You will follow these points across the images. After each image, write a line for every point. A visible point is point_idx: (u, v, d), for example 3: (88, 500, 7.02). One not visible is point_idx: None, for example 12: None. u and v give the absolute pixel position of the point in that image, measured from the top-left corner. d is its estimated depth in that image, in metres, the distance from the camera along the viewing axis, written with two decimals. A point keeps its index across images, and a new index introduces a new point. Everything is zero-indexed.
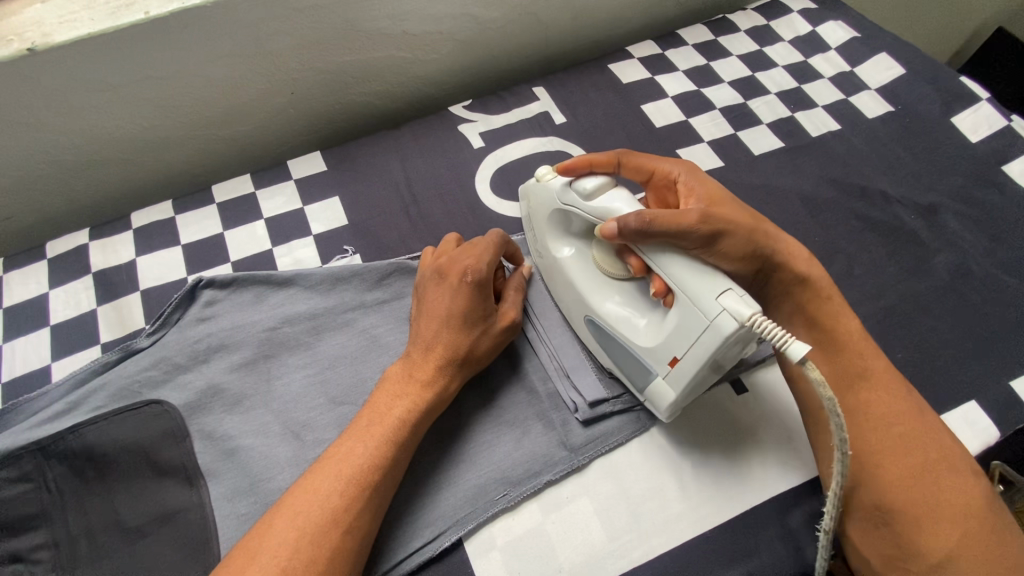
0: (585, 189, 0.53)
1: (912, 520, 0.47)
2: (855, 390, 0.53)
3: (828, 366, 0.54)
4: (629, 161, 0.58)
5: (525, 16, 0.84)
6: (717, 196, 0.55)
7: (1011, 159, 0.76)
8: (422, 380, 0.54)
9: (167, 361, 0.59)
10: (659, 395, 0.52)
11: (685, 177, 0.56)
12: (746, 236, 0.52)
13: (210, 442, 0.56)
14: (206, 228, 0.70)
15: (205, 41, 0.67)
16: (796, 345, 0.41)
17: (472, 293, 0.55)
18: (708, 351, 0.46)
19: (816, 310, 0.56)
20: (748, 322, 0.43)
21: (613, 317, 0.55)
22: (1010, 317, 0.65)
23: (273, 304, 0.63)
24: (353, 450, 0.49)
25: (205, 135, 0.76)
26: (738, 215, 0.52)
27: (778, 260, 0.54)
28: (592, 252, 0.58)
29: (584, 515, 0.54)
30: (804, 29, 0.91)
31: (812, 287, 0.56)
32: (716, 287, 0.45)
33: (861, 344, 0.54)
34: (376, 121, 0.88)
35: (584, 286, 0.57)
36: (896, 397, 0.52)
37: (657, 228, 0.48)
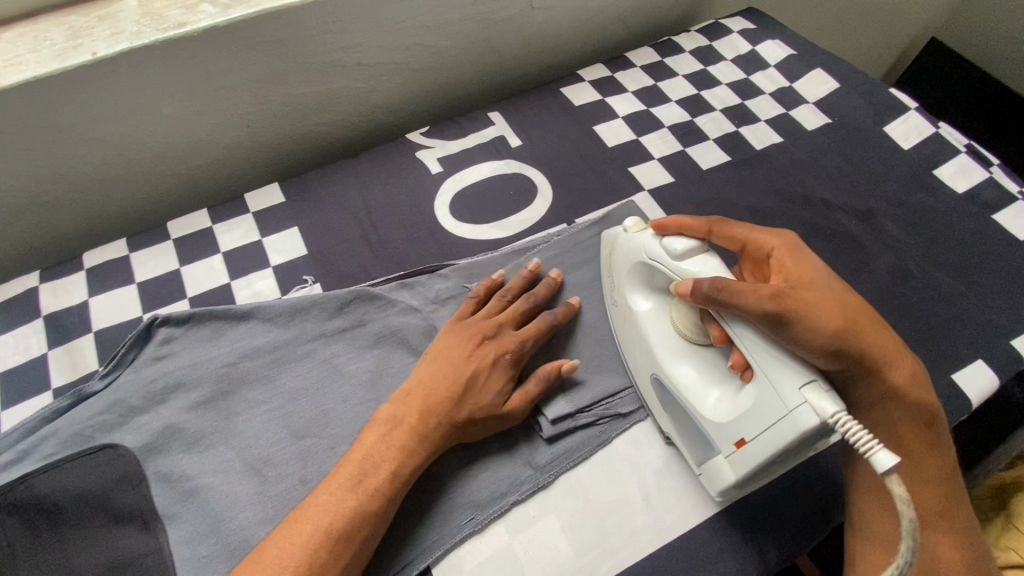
0: (673, 249, 0.55)
1: None
2: (925, 510, 0.53)
3: (904, 470, 0.53)
4: (721, 230, 0.58)
5: (478, 44, 0.86)
6: (815, 278, 0.52)
7: (940, 164, 0.81)
8: (417, 427, 0.53)
9: (121, 404, 0.58)
10: (718, 472, 0.52)
11: (782, 250, 0.54)
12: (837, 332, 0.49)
13: (167, 484, 0.55)
14: (162, 265, 0.69)
15: (158, 79, 0.67)
16: (883, 453, 0.40)
17: (510, 369, 0.57)
18: (785, 439, 0.45)
19: (919, 413, 0.53)
20: (832, 419, 0.43)
21: (684, 386, 0.54)
22: (947, 313, 0.69)
23: (231, 339, 0.62)
24: (342, 502, 0.48)
25: (160, 172, 0.76)
26: (829, 307, 0.49)
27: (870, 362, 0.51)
28: (671, 312, 0.58)
29: (551, 532, 0.54)
30: (744, 48, 0.95)
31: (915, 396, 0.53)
32: (799, 377, 0.45)
33: (953, 481, 0.53)
34: (336, 150, 0.88)
35: (658, 342, 0.57)
36: (969, 547, 0.52)
37: (727, 298, 0.49)
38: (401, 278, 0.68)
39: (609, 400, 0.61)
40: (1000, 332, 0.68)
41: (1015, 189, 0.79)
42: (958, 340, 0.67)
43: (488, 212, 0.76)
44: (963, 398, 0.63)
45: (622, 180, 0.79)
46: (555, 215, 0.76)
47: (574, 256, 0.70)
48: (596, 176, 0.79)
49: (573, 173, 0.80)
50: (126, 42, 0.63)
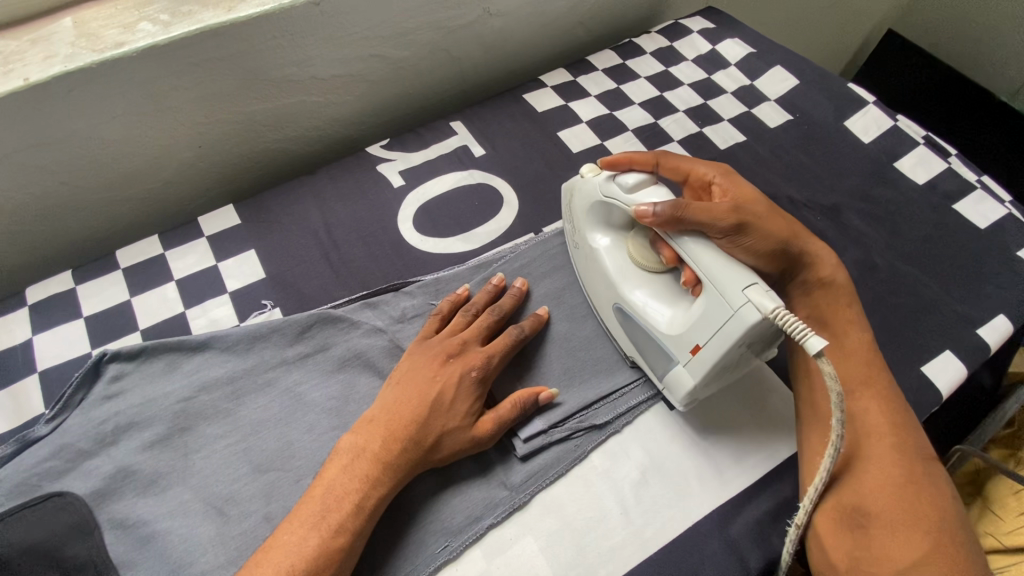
0: (626, 184, 0.57)
1: (885, 522, 0.49)
2: (861, 393, 0.55)
3: (843, 365, 0.57)
4: (666, 162, 0.63)
5: (437, 53, 0.85)
6: (752, 197, 0.59)
7: (900, 156, 0.82)
8: (382, 452, 0.51)
9: (70, 448, 0.54)
10: (678, 382, 0.54)
11: (721, 179, 0.60)
12: (774, 238, 0.56)
13: (122, 531, 0.52)
14: (112, 297, 0.66)
15: (98, 102, 0.64)
16: (816, 339, 0.43)
17: (474, 387, 0.55)
18: (732, 339, 0.48)
19: (837, 309, 0.60)
20: (772, 313, 0.45)
21: (641, 307, 0.56)
22: (914, 304, 0.69)
23: (187, 372, 0.59)
24: (304, 540, 0.46)
25: (108, 198, 0.73)
26: (768, 215, 0.57)
27: (801, 261, 0.59)
28: (627, 245, 0.60)
29: (529, 554, 0.53)
30: (704, 47, 0.95)
31: (837, 292, 0.60)
32: (743, 280, 0.47)
33: (870, 356, 0.58)
34: (295, 166, 0.86)
35: (616, 271, 0.59)
36: (893, 410, 0.54)
37: (692, 217, 0.52)
38: (365, 298, 0.66)
39: (583, 413, 0.59)
40: (966, 321, 0.68)
41: (973, 179, 0.80)
42: (925, 330, 0.68)
43: (453, 225, 0.74)
44: (933, 389, 0.64)
45: None
46: (522, 224, 0.75)
47: (542, 265, 0.68)
48: (562, 183, 0.78)
49: (539, 180, 0.79)
50: (60, 65, 0.60)
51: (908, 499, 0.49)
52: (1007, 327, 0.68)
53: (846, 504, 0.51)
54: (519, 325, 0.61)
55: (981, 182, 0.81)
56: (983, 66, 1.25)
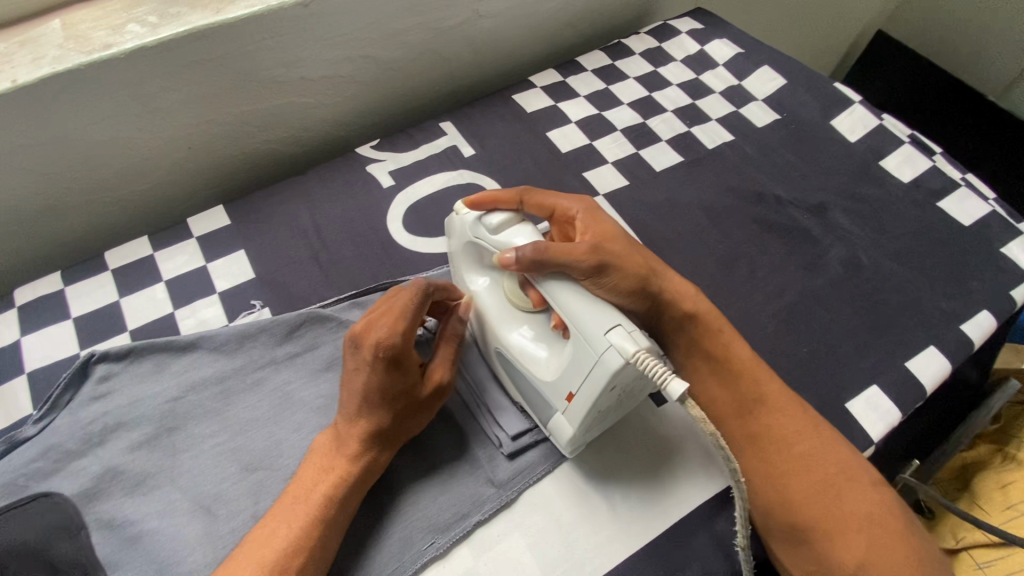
0: (491, 224, 0.54)
1: (824, 534, 0.49)
2: (759, 412, 0.55)
3: (723, 392, 0.56)
4: (531, 200, 0.57)
5: (426, 53, 0.85)
6: (613, 233, 0.55)
7: (886, 155, 0.83)
8: (347, 454, 0.51)
9: (57, 449, 0.54)
10: (560, 428, 0.53)
11: (583, 215, 0.57)
12: (631, 274, 0.53)
13: (109, 531, 0.52)
14: (101, 298, 0.66)
15: (87, 104, 0.64)
16: (676, 382, 0.42)
17: (389, 373, 0.50)
18: (601, 386, 0.46)
19: (708, 340, 0.57)
20: (633, 359, 0.43)
21: (519, 348, 0.54)
22: (899, 300, 0.70)
23: (175, 372, 0.59)
24: (274, 533, 0.47)
25: (97, 200, 0.73)
26: (627, 252, 0.53)
27: (665, 298, 0.55)
28: (503, 284, 0.57)
29: (514, 550, 0.53)
30: (693, 48, 0.96)
31: (700, 321, 0.57)
32: (606, 323, 0.45)
33: (755, 369, 0.56)
34: (284, 167, 0.86)
35: (494, 314, 0.56)
36: (793, 416, 0.54)
37: (550, 259, 0.49)
38: (353, 297, 0.66)
39: None
40: (949, 317, 0.69)
41: (957, 176, 0.81)
42: (909, 326, 0.68)
43: (442, 224, 0.75)
44: (917, 384, 0.64)
45: (577, 186, 0.79)
46: None
47: None
48: (550, 182, 0.79)
49: (527, 180, 0.79)
50: (48, 66, 0.60)
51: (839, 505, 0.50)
52: (991, 323, 0.69)
53: (786, 525, 0.51)
54: (432, 282, 0.56)
55: (965, 179, 0.82)
56: (969, 66, 1.27)
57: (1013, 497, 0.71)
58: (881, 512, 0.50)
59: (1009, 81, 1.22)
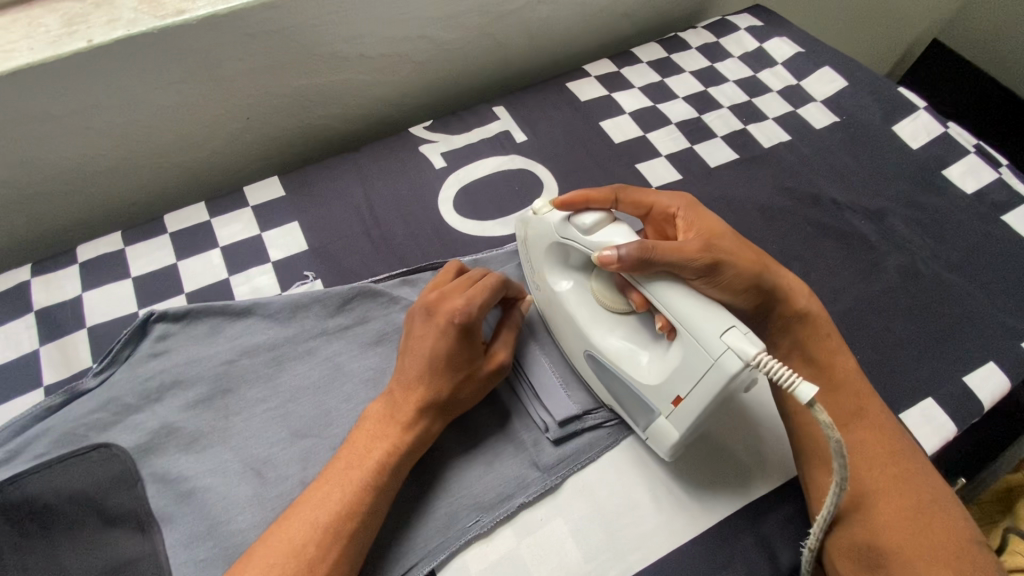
0: (583, 225, 0.52)
1: (904, 560, 0.47)
2: (854, 428, 0.54)
3: (828, 400, 0.55)
4: (626, 197, 0.58)
5: (482, 37, 0.85)
6: (718, 230, 0.56)
7: (950, 164, 0.81)
8: (401, 423, 0.51)
9: (116, 402, 0.56)
10: (661, 434, 0.52)
11: (685, 212, 0.57)
12: (745, 274, 0.53)
13: (164, 485, 0.53)
14: (159, 259, 0.67)
15: (155, 69, 0.65)
16: (805, 386, 0.41)
17: (457, 341, 0.52)
18: (714, 389, 0.45)
19: (816, 343, 0.57)
20: (754, 360, 0.43)
21: (616, 353, 0.54)
22: (958, 313, 0.68)
23: (230, 336, 0.60)
24: (326, 497, 0.48)
25: (157, 164, 0.74)
26: (739, 248, 0.54)
27: (777, 294, 0.56)
28: (591, 286, 0.57)
29: (557, 534, 0.53)
30: (751, 45, 0.94)
31: (811, 321, 0.58)
32: (721, 324, 0.45)
33: (858, 383, 0.56)
34: (336, 144, 0.87)
35: (584, 316, 0.56)
36: (888, 439, 0.53)
37: (658, 259, 0.48)
38: (404, 274, 0.66)
39: None
40: (1010, 334, 0.67)
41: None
42: (968, 340, 0.66)
43: (492, 208, 0.74)
44: (974, 400, 0.63)
45: (629, 177, 0.78)
46: None
47: None
48: (602, 173, 0.78)
49: (579, 170, 0.79)
50: (122, 29, 0.61)
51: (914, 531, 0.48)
52: None
53: (857, 543, 0.49)
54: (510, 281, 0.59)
55: None
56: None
57: None
58: (971, 554, 0.47)
59: None
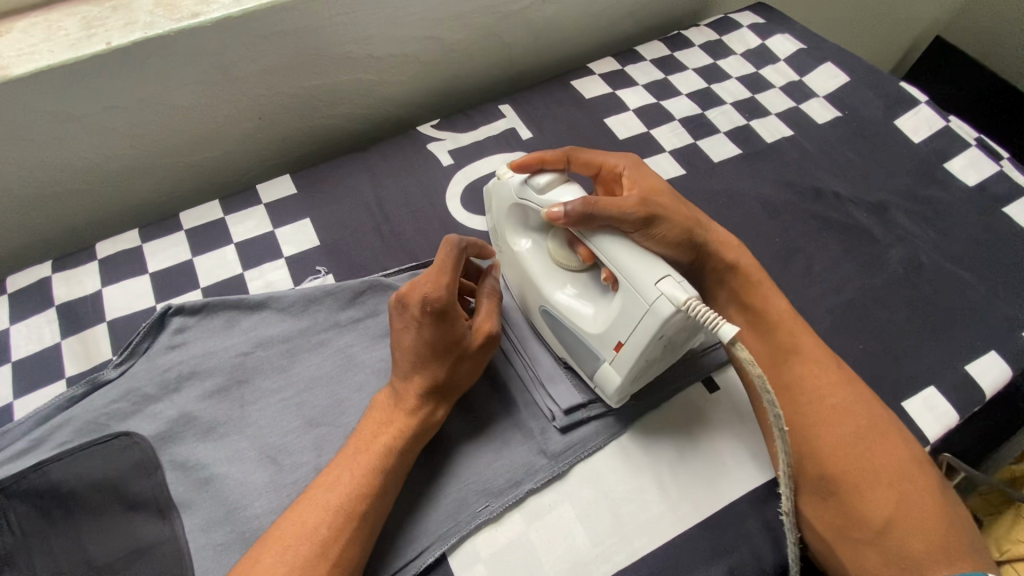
0: (537, 184, 0.55)
1: (852, 486, 0.50)
2: (793, 362, 0.56)
3: (760, 342, 0.58)
4: (578, 157, 0.59)
5: (488, 37, 0.86)
6: (659, 186, 0.58)
7: (952, 157, 0.81)
8: (407, 409, 0.53)
9: (136, 392, 0.58)
10: (606, 379, 0.54)
11: (629, 170, 0.59)
12: (678, 228, 0.56)
13: (182, 472, 0.55)
14: (175, 255, 0.69)
15: (171, 71, 0.67)
16: (727, 326, 0.44)
17: (437, 326, 0.52)
18: (650, 334, 0.47)
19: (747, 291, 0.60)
20: (684, 305, 0.45)
21: (566, 306, 0.55)
22: (960, 304, 0.69)
23: (245, 329, 0.62)
24: (337, 482, 0.49)
25: (172, 163, 0.76)
26: (675, 204, 0.56)
27: (709, 249, 0.59)
28: (548, 246, 0.58)
29: (564, 519, 0.54)
30: (754, 42, 0.95)
31: (742, 273, 0.60)
32: (656, 273, 0.47)
33: (794, 321, 0.58)
34: (345, 142, 0.88)
35: (541, 273, 0.58)
36: (824, 369, 0.55)
37: (600, 212, 0.51)
38: (413, 269, 0.67)
39: None
40: (1013, 324, 0.68)
41: None
42: (970, 329, 0.67)
43: None
44: (976, 388, 0.63)
45: None
46: None
47: None
48: None
49: None
50: (140, 32, 0.63)
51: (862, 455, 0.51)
52: None
53: (811, 474, 0.52)
54: (465, 239, 0.56)
55: None
56: None
57: None
58: (911, 468, 0.50)
59: None
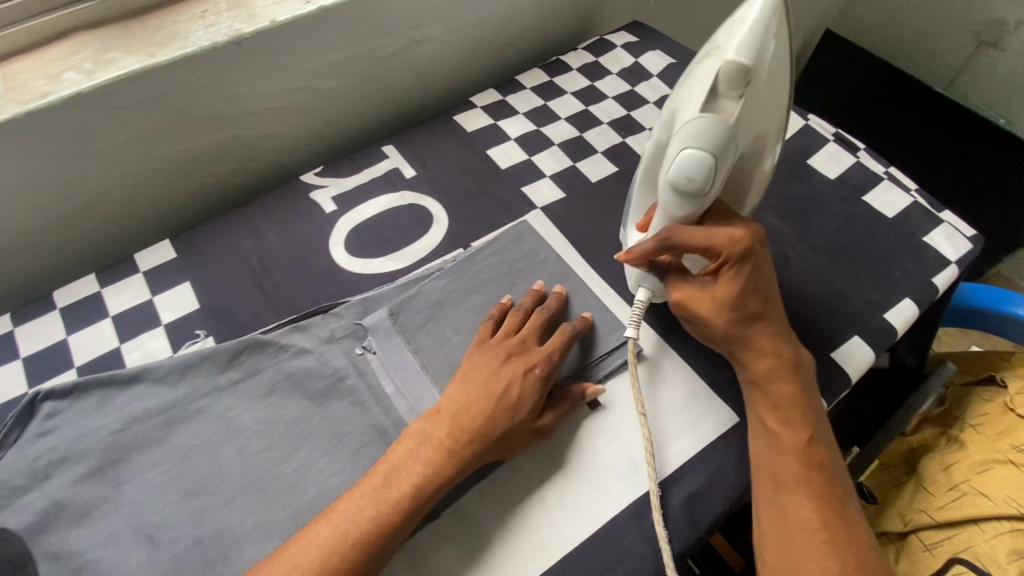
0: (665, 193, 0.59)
1: None
2: (792, 487, 0.55)
3: (769, 453, 0.57)
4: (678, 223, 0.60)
5: (367, 81, 0.88)
6: (726, 296, 0.59)
7: (813, 153, 0.86)
8: (443, 449, 0.55)
9: (3, 486, 0.56)
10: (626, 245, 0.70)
11: (729, 272, 0.59)
12: (704, 333, 0.63)
13: (55, 563, 0.53)
14: (49, 336, 0.68)
15: (26, 153, 0.67)
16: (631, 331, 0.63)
17: (524, 386, 0.59)
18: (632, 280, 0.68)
19: (790, 399, 0.59)
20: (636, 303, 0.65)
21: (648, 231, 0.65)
22: (825, 293, 0.73)
23: (120, 405, 0.61)
24: (361, 510, 0.52)
25: (46, 240, 0.75)
26: (716, 320, 0.60)
27: (756, 362, 0.60)
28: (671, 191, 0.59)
29: (449, 557, 0.55)
30: (628, 61, 0.99)
31: (773, 389, 0.59)
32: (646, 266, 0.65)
33: (809, 441, 0.57)
34: (235, 197, 0.89)
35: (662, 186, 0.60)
36: (824, 497, 0.54)
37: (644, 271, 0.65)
38: (294, 322, 0.68)
39: None
40: (872, 307, 0.72)
41: (880, 170, 0.85)
42: (834, 317, 0.71)
43: (383, 245, 0.77)
44: (841, 374, 0.67)
45: (515, 201, 0.82)
46: (451, 241, 0.78)
47: (466, 282, 0.72)
48: (489, 199, 0.82)
49: (468, 198, 0.82)
50: None
51: (788, 510, 0.54)
52: (913, 311, 0.72)
53: None
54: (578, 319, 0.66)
55: (888, 173, 0.85)
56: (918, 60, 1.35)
57: (957, 478, 0.77)
58: None
59: (959, 66, 1.28)
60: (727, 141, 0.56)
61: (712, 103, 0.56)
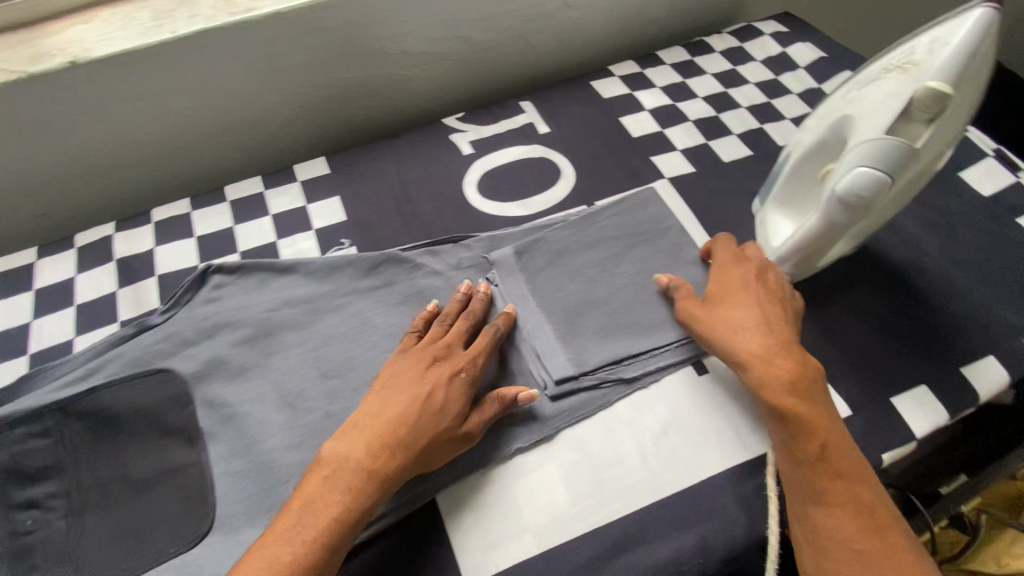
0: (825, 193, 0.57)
1: None
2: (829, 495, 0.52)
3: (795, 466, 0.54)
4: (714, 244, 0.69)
5: (515, 38, 0.92)
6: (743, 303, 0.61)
7: (967, 167, 0.82)
8: (379, 441, 0.54)
9: (177, 336, 0.65)
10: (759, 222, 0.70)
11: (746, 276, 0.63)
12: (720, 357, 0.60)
13: (211, 407, 0.62)
14: (219, 222, 0.77)
15: (224, 60, 0.76)
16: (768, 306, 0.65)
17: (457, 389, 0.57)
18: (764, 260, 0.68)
19: (807, 419, 0.54)
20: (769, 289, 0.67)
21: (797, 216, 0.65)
22: (963, 308, 0.69)
23: (275, 289, 0.69)
24: (328, 497, 0.51)
25: (222, 141, 0.85)
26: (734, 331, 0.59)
27: (768, 375, 0.56)
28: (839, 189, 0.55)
29: (548, 480, 0.58)
30: (775, 50, 0.97)
31: (790, 408, 0.55)
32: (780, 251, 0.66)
33: (836, 453, 0.53)
34: (379, 131, 0.96)
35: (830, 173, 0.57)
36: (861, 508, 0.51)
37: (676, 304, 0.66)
38: (428, 245, 0.73)
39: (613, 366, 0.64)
40: (1015, 330, 0.68)
41: None
42: (970, 333, 0.68)
43: (513, 191, 0.81)
44: (971, 390, 0.64)
45: (644, 169, 0.83)
46: (576, 197, 0.81)
47: (587, 237, 0.74)
48: (618, 164, 0.84)
49: (597, 160, 0.84)
50: (201, 23, 0.72)
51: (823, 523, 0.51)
52: None
53: None
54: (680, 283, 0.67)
55: None
56: None
57: None
58: None
59: None
60: (907, 164, 0.53)
61: (898, 124, 0.52)
